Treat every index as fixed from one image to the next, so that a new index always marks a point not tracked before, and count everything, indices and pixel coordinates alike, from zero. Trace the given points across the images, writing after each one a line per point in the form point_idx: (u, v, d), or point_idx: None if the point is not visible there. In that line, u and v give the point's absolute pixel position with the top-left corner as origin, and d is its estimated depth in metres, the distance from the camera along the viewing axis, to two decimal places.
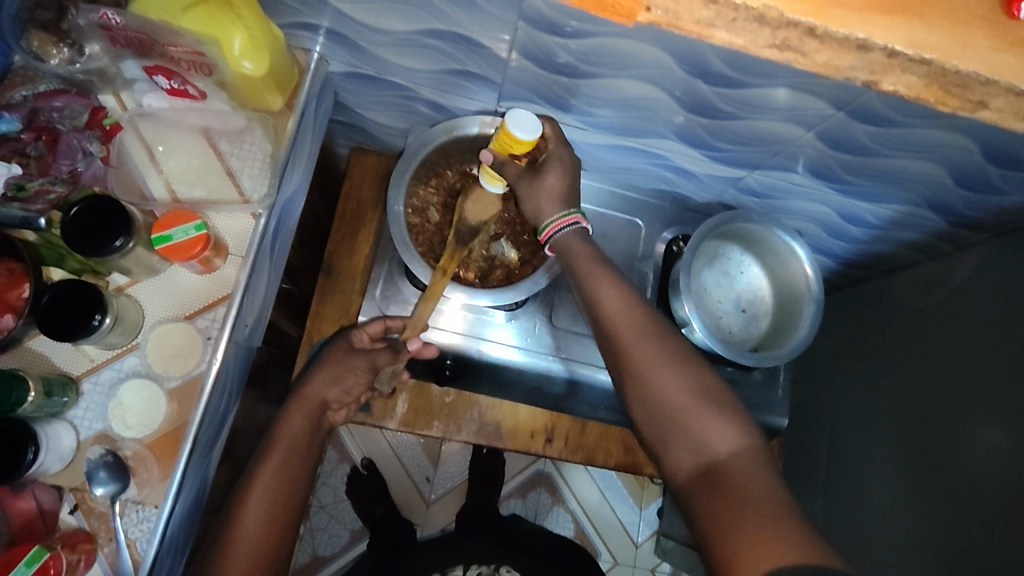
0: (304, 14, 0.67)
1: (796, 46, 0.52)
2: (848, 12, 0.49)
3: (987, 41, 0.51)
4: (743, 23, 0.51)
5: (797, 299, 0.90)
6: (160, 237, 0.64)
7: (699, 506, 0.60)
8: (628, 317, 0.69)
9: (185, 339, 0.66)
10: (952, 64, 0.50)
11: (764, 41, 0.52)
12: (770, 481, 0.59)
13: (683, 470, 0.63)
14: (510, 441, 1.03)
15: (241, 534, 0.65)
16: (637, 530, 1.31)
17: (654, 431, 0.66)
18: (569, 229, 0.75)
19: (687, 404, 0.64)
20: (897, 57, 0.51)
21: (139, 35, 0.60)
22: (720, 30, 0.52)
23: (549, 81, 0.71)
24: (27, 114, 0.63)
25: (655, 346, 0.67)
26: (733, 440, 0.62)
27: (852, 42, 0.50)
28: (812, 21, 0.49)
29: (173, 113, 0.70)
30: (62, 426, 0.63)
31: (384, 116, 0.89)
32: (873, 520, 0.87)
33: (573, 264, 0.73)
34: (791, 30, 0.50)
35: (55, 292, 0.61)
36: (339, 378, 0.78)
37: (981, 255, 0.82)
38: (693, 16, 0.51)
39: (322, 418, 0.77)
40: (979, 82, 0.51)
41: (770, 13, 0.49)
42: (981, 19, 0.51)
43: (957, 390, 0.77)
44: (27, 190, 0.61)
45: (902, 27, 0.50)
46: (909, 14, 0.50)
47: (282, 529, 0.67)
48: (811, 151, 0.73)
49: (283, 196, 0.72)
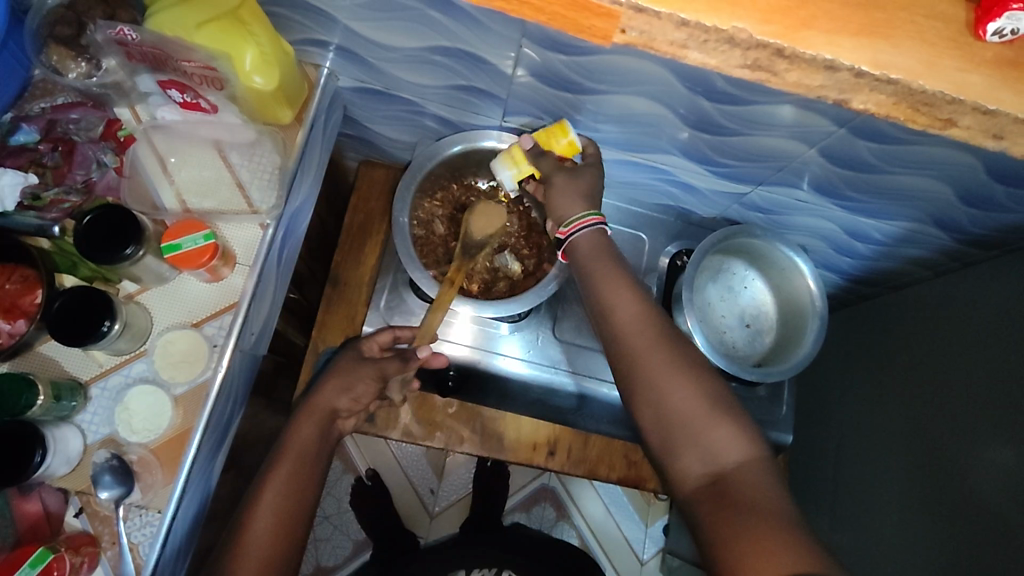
0: (314, 31, 0.69)
1: (767, 66, 0.51)
2: (816, 35, 0.49)
3: (954, 61, 0.50)
4: (715, 45, 0.50)
5: (800, 314, 0.90)
6: (170, 245, 0.65)
7: (706, 517, 0.59)
8: (637, 326, 0.68)
9: (192, 348, 0.67)
10: (918, 84, 0.49)
11: (735, 62, 0.51)
12: (778, 493, 0.59)
13: (691, 480, 0.62)
14: (512, 454, 1.01)
15: (251, 539, 0.65)
16: (643, 547, 1.29)
17: (660, 443, 0.65)
18: (588, 230, 0.73)
19: (688, 417, 0.63)
20: (864, 77, 0.50)
21: (154, 50, 0.62)
22: (693, 51, 0.51)
23: (555, 97, 0.72)
24: (45, 126, 0.66)
25: (658, 355, 0.66)
26: (743, 449, 0.61)
27: (819, 63, 0.49)
28: (780, 43, 0.48)
29: (186, 126, 0.72)
30: (70, 429, 0.64)
31: (392, 130, 0.91)
32: (879, 537, 0.86)
33: (585, 267, 0.72)
34: (761, 52, 0.49)
35: (67, 298, 0.62)
36: (349, 387, 0.79)
37: (986, 273, 0.81)
38: (666, 37, 0.51)
39: (331, 427, 0.78)
40: (945, 101, 0.50)
41: (740, 36, 0.49)
42: (947, 40, 0.50)
43: (963, 407, 0.76)
44: (43, 199, 0.64)
45: (867, 48, 0.49)
46: (875, 35, 0.49)
47: (291, 531, 0.68)
48: (815, 168, 0.74)
49: (290, 207, 0.73)
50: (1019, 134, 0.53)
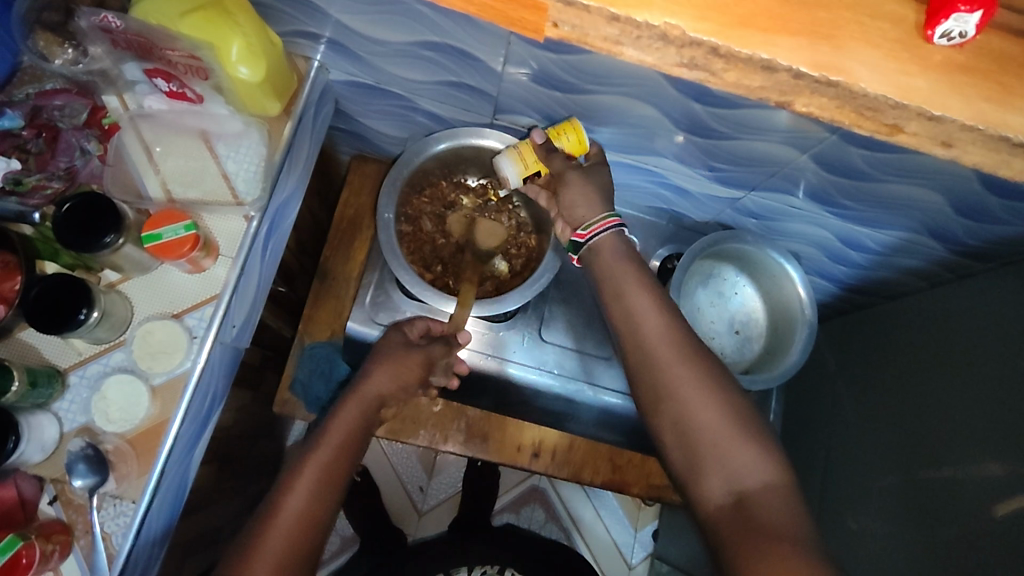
0: (303, 24, 0.68)
1: (704, 66, 0.49)
2: (753, 33, 0.47)
3: (899, 64, 0.48)
4: (648, 41, 0.48)
5: (789, 321, 0.89)
6: (149, 235, 0.65)
7: (726, 537, 0.58)
8: (672, 336, 0.67)
9: (170, 337, 0.66)
10: (859, 88, 0.47)
11: (672, 59, 0.50)
12: (801, 515, 0.58)
13: (714, 500, 0.61)
14: (496, 453, 0.97)
15: (286, 510, 0.63)
16: (632, 552, 1.28)
17: (684, 463, 0.64)
18: (610, 231, 0.74)
19: (717, 436, 0.62)
20: (804, 78, 0.48)
21: (138, 38, 0.61)
22: (628, 47, 0.50)
23: (547, 96, 0.72)
24: (29, 112, 0.65)
25: (684, 368, 0.65)
26: (770, 472, 0.60)
27: (756, 63, 0.47)
28: (714, 41, 0.46)
29: (172, 115, 0.71)
30: (46, 418, 0.64)
31: (384, 126, 0.90)
32: (857, 543, 0.85)
33: (607, 273, 0.73)
34: (695, 49, 0.48)
35: (45, 285, 0.62)
36: (398, 375, 0.78)
37: (981, 286, 0.79)
38: (599, 32, 0.49)
39: (378, 415, 0.76)
40: (889, 106, 0.49)
41: (673, 32, 0.47)
42: (894, 42, 0.48)
43: (956, 420, 0.75)
44: (25, 185, 0.63)
45: (808, 49, 0.47)
46: (818, 35, 0.47)
47: (329, 498, 0.66)
48: (809, 174, 0.72)
49: (276, 199, 0.73)
50: (967, 142, 0.50)
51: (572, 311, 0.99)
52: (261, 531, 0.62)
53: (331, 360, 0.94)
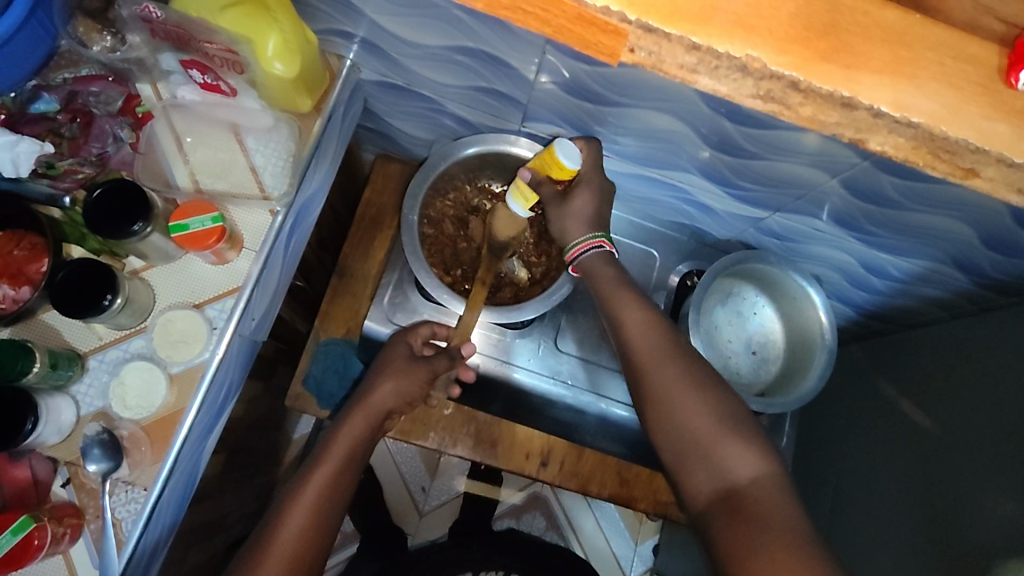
0: (339, 23, 0.68)
1: (780, 98, 0.49)
2: (833, 69, 0.47)
3: (981, 108, 0.48)
4: (726, 72, 0.48)
5: (809, 345, 0.89)
6: (178, 225, 0.65)
7: (716, 530, 0.61)
8: (677, 360, 0.70)
9: (191, 326, 0.67)
10: (941, 130, 0.48)
11: (747, 91, 0.50)
12: (792, 506, 0.60)
13: (701, 496, 0.64)
14: (504, 459, 0.97)
15: (303, 501, 0.67)
16: (631, 565, 1.28)
17: (673, 457, 0.67)
18: (594, 252, 0.78)
19: (711, 432, 0.65)
20: (884, 118, 0.48)
21: (177, 30, 0.62)
22: (703, 76, 0.49)
23: (575, 106, 0.72)
24: (65, 97, 0.65)
25: (668, 372, 0.69)
26: (755, 467, 0.63)
27: (837, 100, 0.47)
28: (795, 76, 0.46)
29: (205, 107, 0.71)
30: (64, 400, 0.64)
31: (411, 127, 0.91)
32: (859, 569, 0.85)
33: (598, 289, 0.77)
34: (775, 83, 0.48)
35: (71, 269, 0.62)
36: (405, 388, 0.78)
37: (1002, 320, 0.78)
38: (676, 60, 0.49)
39: (382, 425, 0.77)
40: (968, 149, 0.49)
41: (754, 64, 0.47)
42: (977, 85, 0.48)
43: (965, 452, 0.75)
44: (57, 169, 0.64)
45: (890, 88, 0.47)
46: (899, 74, 0.47)
47: (341, 495, 0.69)
48: (835, 198, 0.72)
49: (302, 195, 0.73)
50: None
51: (588, 322, 0.98)
52: (276, 526, 0.65)
53: (345, 358, 0.94)
